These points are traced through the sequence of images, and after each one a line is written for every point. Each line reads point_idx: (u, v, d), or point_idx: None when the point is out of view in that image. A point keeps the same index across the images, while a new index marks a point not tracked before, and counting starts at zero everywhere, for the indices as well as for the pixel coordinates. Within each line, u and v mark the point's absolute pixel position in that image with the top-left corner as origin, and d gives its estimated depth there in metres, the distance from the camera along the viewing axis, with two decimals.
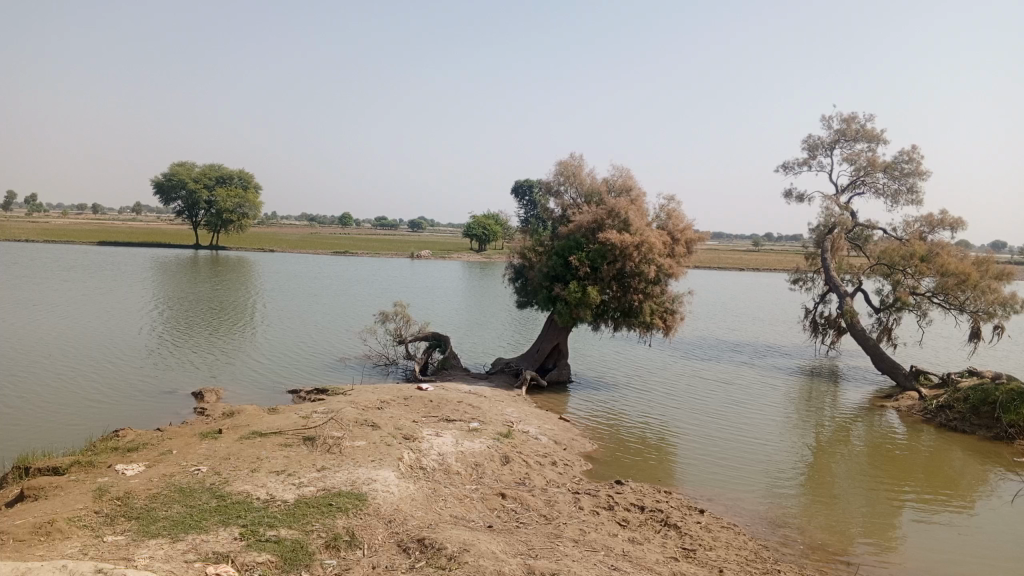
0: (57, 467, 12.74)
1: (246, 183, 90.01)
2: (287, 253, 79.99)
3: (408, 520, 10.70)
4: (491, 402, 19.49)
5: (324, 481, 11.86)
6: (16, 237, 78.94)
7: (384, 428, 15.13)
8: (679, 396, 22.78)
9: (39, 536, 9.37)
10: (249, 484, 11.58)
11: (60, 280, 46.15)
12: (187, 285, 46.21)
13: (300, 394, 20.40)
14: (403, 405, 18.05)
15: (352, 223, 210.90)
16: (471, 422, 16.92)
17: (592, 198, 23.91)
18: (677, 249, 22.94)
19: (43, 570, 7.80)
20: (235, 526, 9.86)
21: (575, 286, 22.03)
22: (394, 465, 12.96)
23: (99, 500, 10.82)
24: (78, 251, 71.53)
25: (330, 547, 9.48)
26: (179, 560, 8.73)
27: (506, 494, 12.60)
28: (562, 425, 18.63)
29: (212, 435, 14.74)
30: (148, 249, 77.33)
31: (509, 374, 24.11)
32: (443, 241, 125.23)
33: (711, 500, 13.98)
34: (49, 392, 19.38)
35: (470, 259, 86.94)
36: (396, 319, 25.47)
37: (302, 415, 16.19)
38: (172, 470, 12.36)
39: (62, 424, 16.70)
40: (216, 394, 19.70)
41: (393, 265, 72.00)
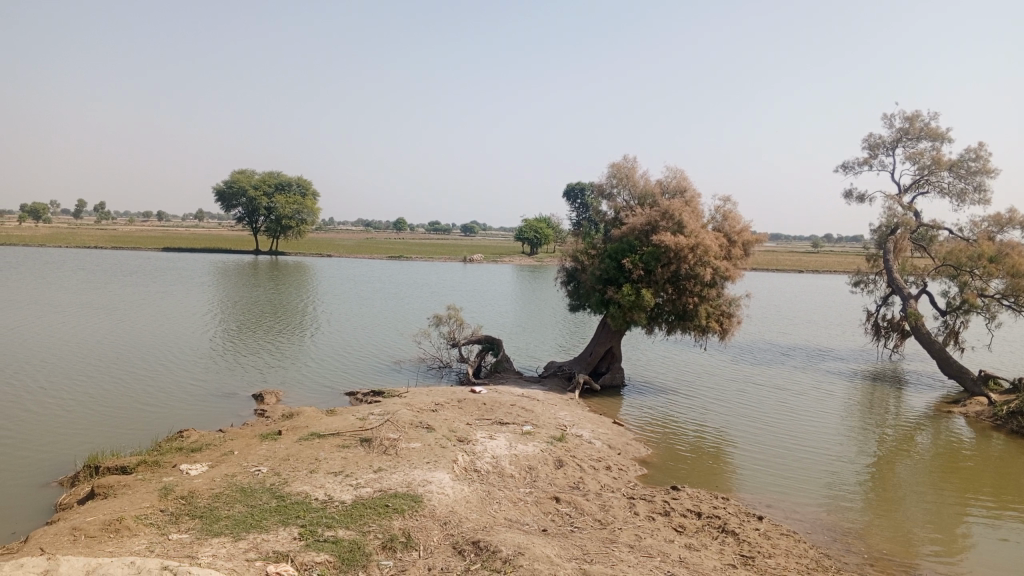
0: (124, 467, 13.18)
1: (304, 190, 91.63)
2: (343, 258, 81.38)
3: (463, 522, 10.74)
4: (544, 406, 19.45)
5: (380, 482, 12.00)
6: (86, 244, 82.18)
7: (438, 431, 15.25)
8: (734, 401, 22.43)
9: (108, 532, 9.70)
10: (308, 485, 11.79)
11: (125, 284, 47.76)
12: (247, 289, 47.33)
13: (357, 396, 20.71)
14: (457, 407, 18.16)
15: (405, 227, 213.24)
16: (524, 425, 16.91)
17: (645, 200, 23.69)
18: (734, 251, 22.54)
19: (113, 566, 8.05)
20: (294, 526, 10.04)
21: (628, 289, 21.88)
22: (449, 467, 13.03)
23: (165, 499, 11.15)
24: (144, 256, 74.00)
25: (387, 548, 9.58)
26: (242, 559, 8.92)
27: (560, 498, 12.55)
28: (616, 429, 18.50)
29: (272, 437, 15.06)
30: (210, 255, 79.55)
31: (561, 377, 24.05)
32: (496, 246, 125.95)
33: (769, 507, 13.70)
34: (118, 394, 20.03)
35: (522, 263, 87.14)
36: (450, 322, 25.60)
37: (359, 417, 16.43)
38: (234, 471, 12.67)
39: (130, 425, 17.21)
40: (276, 397, 20.15)
41: (446, 270, 72.54)
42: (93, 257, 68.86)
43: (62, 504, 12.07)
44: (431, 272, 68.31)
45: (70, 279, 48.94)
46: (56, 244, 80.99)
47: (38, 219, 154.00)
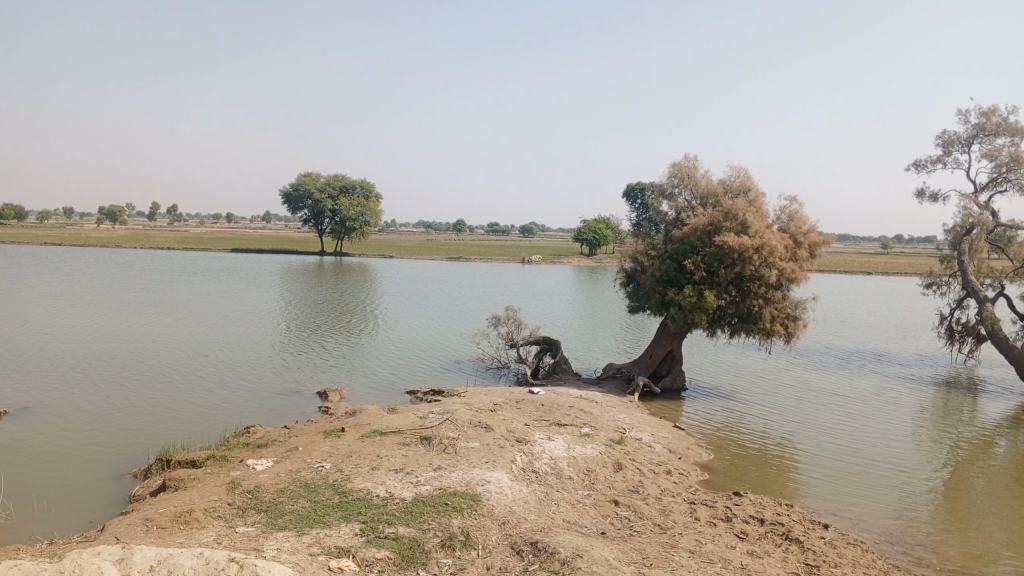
0: (194, 461, 13.63)
1: (368, 193, 93.09)
2: (404, 260, 82.53)
3: (521, 522, 10.75)
4: (603, 408, 19.32)
5: (440, 480, 12.10)
6: (160, 245, 85.37)
7: (497, 431, 15.30)
8: (798, 406, 21.91)
9: (179, 524, 10.04)
10: (370, 481, 11.98)
11: (196, 284, 49.44)
12: (311, 289, 48.43)
13: (418, 395, 20.93)
14: (516, 408, 18.20)
15: (465, 227, 214.94)
16: (583, 427, 16.82)
17: (708, 201, 23.32)
18: (799, 253, 21.99)
19: (183, 557, 8.30)
20: (356, 522, 10.20)
21: (690, 290, 21.57)
22: (507, 467, 13.06)
23: (232, 493, 11.48)
24: (214, 256, 76.35)
25: (446, 546, 9.64)
26: (305, 553, 9.11)
27: (619, 502, 12.43)
28: (676, 433, 18.26)
29: (335, 433, 15.35)
30: (276, 256, 81.55)
31: (621, 380, 23.89)
32: (556, 247, 125.83)
33: (836, 515, 13.31)
34: (188, 390, 20.66)
35: (581, 263, 86.85)
36: (508, 322, 25.66)
37: (419, 415, 16.59)
38: (298, 466, 12.96)
39: (201, 421, 17.74)
40: (340, 394, 20.53)
41: (506, 271, 72.75)
42: (166, 257, 71.49)
43: (136, 495, 12.53)
44: (491, 273, 68.65)
45: (144, 278, 50.85)
46: (132, 245, 84.37)
47: (117, 222, 160.49)
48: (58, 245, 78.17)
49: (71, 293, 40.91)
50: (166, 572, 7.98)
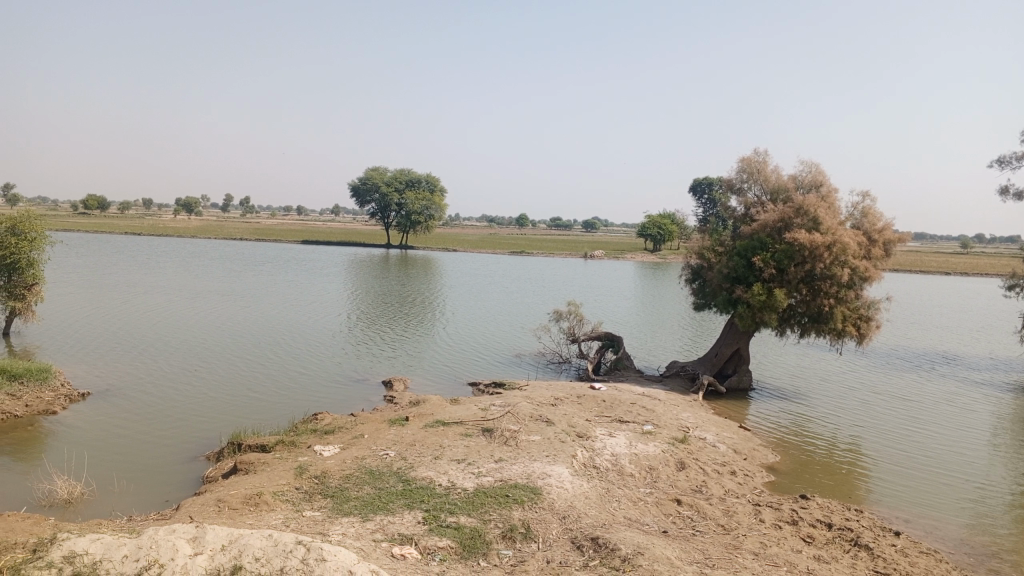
0: (264, 445, 14.04)
1: (433, 187, 94.08)
2: (466, 253, 83.24)
3: (582, 517, 10.72)
4: (666, 406, 19.11)
5: (501, 472, 12.16)
6: (232, 236, 88.18)
7: (558, 425, 15.30)
8: (870, 410, 21.21)
9: (249, 506, 10.36)
10: (432, 471, 12.13)
11: (266, 274, 50.90)
12: (376, 281, 49.30)
13: (480, 387, 21.08)
14: (577, 403, 18.17)
15: (528, 222, 215.15)
16: (645, 425, 16.67)
17: (778, 196, 22.77)
18: (873, 252, 21.27)
19: (253, 537, 8.57)
20: (419, 510, 10.35)
21: (759, 288, 21.12)
22: (568, 462, 13.04)
23: (300, 477, 11.79)
24: (283, 247, 78.42)
25: (506, 538, 9.69)
26: (369, 539, 9.28)
27: (682, 501, 12.28)
28: (741, 434, 17.92)
29: (399, 422, 15.59)
30: (342, 248, 83.26)
31: (685, 378, 23.59)
32: (619, 242, 124.81)
33: (908, 523, 12.85)
34: (258, 377, 21.24)
35: (645, 259, 85.96)
36: (570, 317, 25.62)
37: (481, 407, 16.72)
38: (363, 453, 13.22)
39: (271, 407, 18.25)
40: (404, 384, 20.85)
41: (569, 265, 72.55)
42: (239, 247, 73.78)
43: (208, 476, 12.98)
44: (553, 268, 68.52)
45: (216, 267, 52.47)
46: (208, 235, 87.12)
47: (194, 213, 165.99)
48: (139, 235, 81.28)
49: (148, 281, 42.54)
50: (237, 551, 8.24)
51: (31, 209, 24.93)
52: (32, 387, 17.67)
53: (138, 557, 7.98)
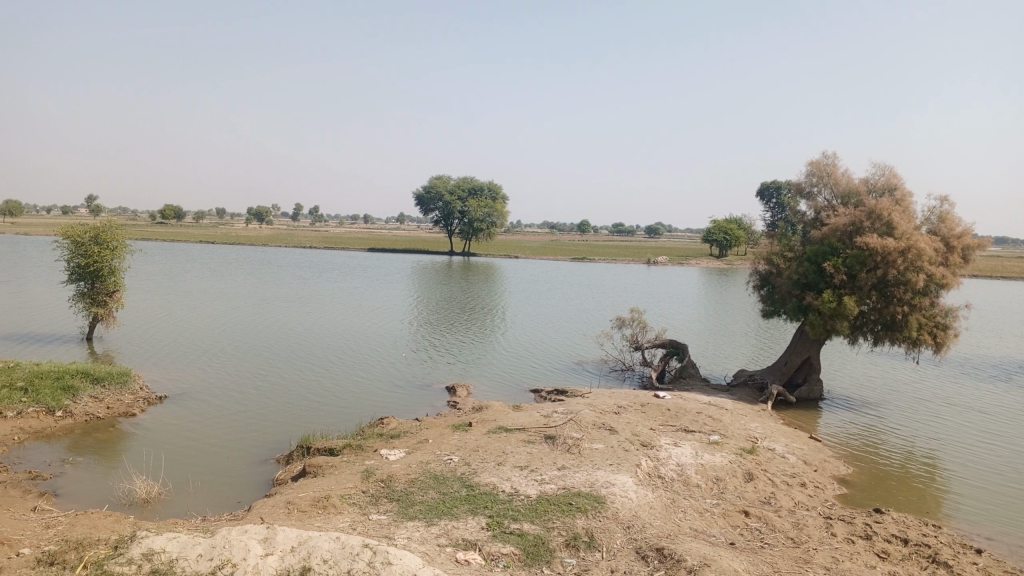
0: (331, 449, 14.34)
1: (495, 194, 94.41)
2: (529, 259, 83.27)
3: (647, 527, 10.60)
4: (732, 415, 18.75)
5: (564, 480, 12.12)
6: (301, 244, 90.44)
7: (622, 433, 15.17)
8: (949, 423, 20.36)
9: (317, 508, 10.59)
10: (496, 477, 12.17)
11: (333, 281, 52.01)
12: (440, 287, 49.83)
13: (542, 394, 21.06)
14: (641, 411, 17.98)
15: (590, 228, 214.03)
16: (711, 434, 16.39)
17: (849, 200, 22.14)
18: (951, 258, 20.45)
19: (322, 540, 8.75)
20: (483, 516, 10.40)
21: (828, 295, 20.56)
22: (632, 471, 12.92)
23: (366, 481, 12.00)
24: (349, 255, 79.99)
25: (570, 546, 9.65)
26: (434, 543, 9.38)
27: (750, 512, 12.02)
28: (811, 444, 17.45)
29: (462, 428, 15.70)
30: (406, 255, 84.43)
31: (752, 387, 23.10)
32: (684, 248, 122.99)
33: (990, 541, 12.29)
34: (325, 382, 21.67)
35: (710, 265, 84.47)
36: (633, 324, 25.39)
37: (544, 414, 16.72)
38: (428, 458, 13.36)
39: (337, 411, 18.58)
40: (467, 390, 20.98)
41: (632, 272, 71.81)
42: (307, 255, 75.62)
43: (278, 479, 13.32)
44: (616, 274, 67.93)
45: (285, 274, 53.85)
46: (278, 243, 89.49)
47: (265, 222, 170.95)
48: (213, 243, 84.09)
49: (221, 287, 43.94)
50: (305, 553, 8.43)
51: (112, 219, 26.05)
52: (113, 390, 18.44)
53: (212, 556, 8.25)
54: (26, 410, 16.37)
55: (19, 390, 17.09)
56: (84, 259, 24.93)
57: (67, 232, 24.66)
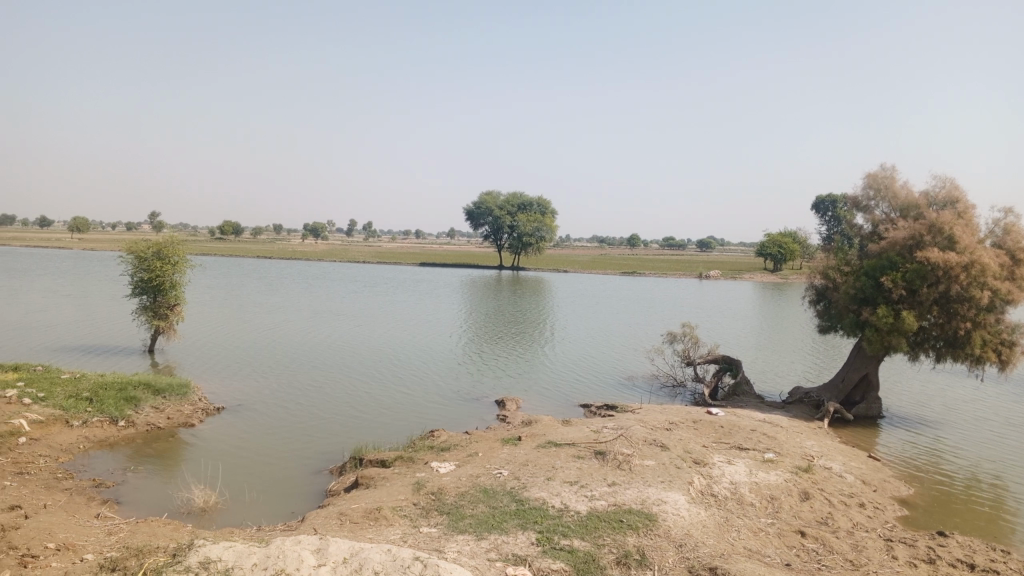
0: (383, 460, 14.48)
1: (544, 209, 94.60)
2: (578, 273, 83.19)
3: (699, 546, 10.42)
4: (788, 433, 18.35)
5: (615, 496, 12.01)
6: (354, 259, 92.03)
7: (674, 450, 14.98)
8: (1017, 443, 19.52)
9: (369, 520, 10.70)
10: (545, 492, 12.12)
11: (385, 294, 52.81)
12: (490, 301, 50.11)
13: (592, 409, 20.94)
14: (694, 428, 17.72)
15: (641, 242, 212.50)
16: (766, 452, 16.07)
17: (908, 213, 21.56)
18: (1017, 272, 19.70)
19: (373, 551, 8.84)
20: (533, 531, 10.37)
21: (886, 310, 20.03)
22: (684, 489, 12.73)
23: (417, 493, 12.09)
24: (401, 269, 81.06)
25: (621, 563, 9.54)
26: (484, 558, 9.38)
27: (806, 533, 11.72)
28: (870, 464, 16.95)
29: (512, 442, 15.69)
30: (457, 269, 85.16)
31: (809, 405, 22.57)
32: (737, 262, 121.35)
33: None
34: (376, 394, 21.88)
35: (764, 279, 83.06)
36: (685, 339, 25.09)
37: (594, 429, 16.61)
38: (478, 472, 13.39)
39: (388, 423, 18.76)
40: (517, 403, 20.99)
41: (684, 286, 71.06)
42: (360, 269, 76.87)
43: (331, 490, 13.51)
44: (668, 289, 67.29)
45: (339, 289, 54.77)
46: (332, 258, 91.18)
47: (320, 238, 174.08)
48: (269, 258, 85.95)
49: (277, 301, 44.95)
50: (357, 564, 8.52)
51: (174, 235, 26.89)
52: (173, 401, 18.96)
53: (266, 565, 8.40)
54: (91, 419, 16.94)
55: (85, 401, 17.72)
56: (147, 274, 25.79)
57: (131, 248, 25.56)
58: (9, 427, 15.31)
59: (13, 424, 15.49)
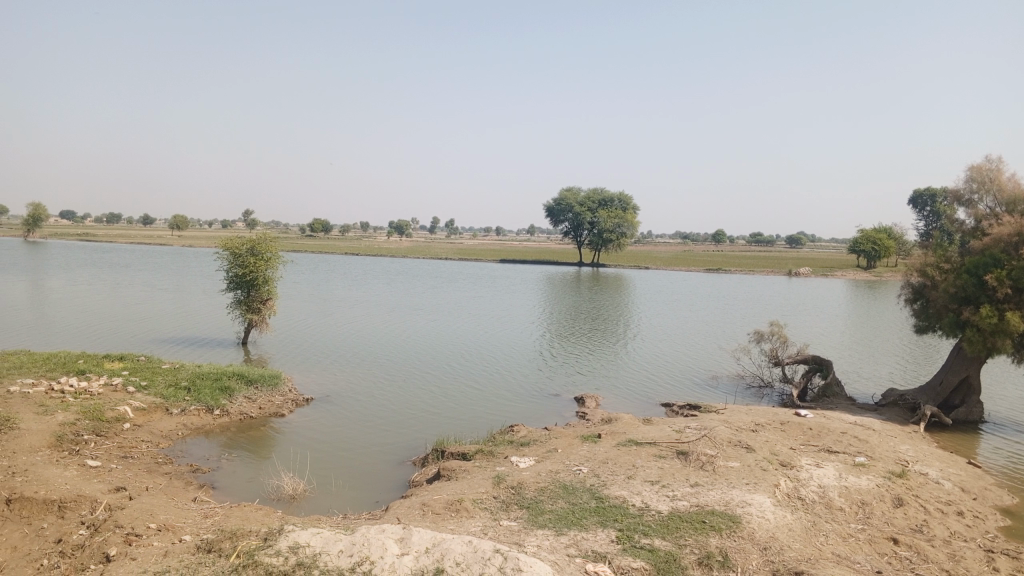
0: (464, 453, 14.69)
1: (626, 205, 93.25)
2: (661, 270, 82.06)
3: (785, 550, 10.16)
4: (880, 437, 17.63)
5: (697, 497, 11.82)
6: (437, 256, 93.51)
7: (759, 452, 14.62)
8: None
9: (450, 512, 10.88)
10: (626, 490, 12.05)
11: (466, 290, 53.46)
12: (571, 298, 50.01)
13: (674, 408, 20.65)
14: (781, 429, 17.25)
15: (726, 240, 207.40)
16: (857, 456, 15.49)
17: (1015, 207, 20.36)
18: None
19: (454, 542, 8.99)
20: (612, 529, 10.32)
21: (988, 310, 18.99)
22: (770, 491, 12.41)
23: (497, 486, 12.22)
24: (482, 265, 81.81)
25: (703, 564, 9.40)
26: (563, 553, 9.40)
27: (900, 540, 11.24)
28: (970, 471, 16.12)
29: (592, 439, 15.65)
30: (537, 266, 85.26)
31: (904, 408, 21.62)
32: (829, 260, 116.97)
33: None
34: (457, 389, 22.20)
35: (857, 277, 79.87)
36: (772, 339, 24.43)
37: (676, 429, 16.39)
38: (558, 468, 13.42)
39: (468, 417, 19.01)
40: (597, 401, 20.91)
41: (772, 284, 68.98)
42: (443, 266, 77.97)
43: (414, 480, 13.79)
44: (754, 286, 65.47)
45: (422, 285, 55.71)
46: (416, 255, 93.05)
47: (403, 236, 177.09)
48: (355, 255, 88.07)
49: (362, 296, 46.07)
50: (439, 555, 8.68)
51: (266, 232, 27.93)
52: (265, 391, 19.71)
53: (352, 552, 8.67)
54: (189, 408, 17.80)
55: (183, 390, 18.65)
56: (241, 269, 26.85)
57: (227, 244, 26.67)
58: (114, 414, 16.26)
59: (118, 411, 16.44)
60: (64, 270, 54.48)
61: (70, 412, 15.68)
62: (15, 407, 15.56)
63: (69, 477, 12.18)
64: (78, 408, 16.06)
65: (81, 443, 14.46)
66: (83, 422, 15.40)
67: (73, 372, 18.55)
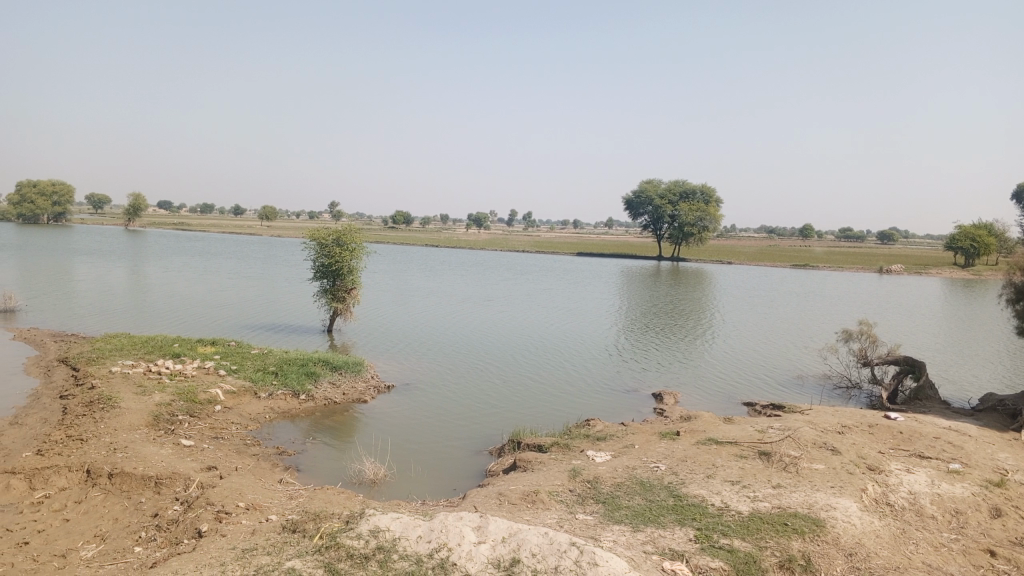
0: (541, 445, 14.77)
1: (709, 198, 91.12)
2: (744, 266, 80.14)
3: (872, 557, 9.83)
4: (977, 443, 16.78)
5: (779, 499, 11.55)
6: (516, 248, 93.84)
7: (845, 455, 14.15)
8: None
9: (527, 503, 10.97)
10: (705, 489, 11.88)
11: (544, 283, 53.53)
12: (651, 292, 49.39)
13: (756, 408, 20.18)
14: (869, 432, 16.64)
15: (813, 236, 200.60)
16: (951, 463, 14.80)
17: None
18: None
19: (530, 533, 9.06)
20: (691, 528, 10.20)
21: None
22: (857, 496, 12.01)
23: (573, 480, 12.23)
24: (561, 258, 81.64)
25: (784, 567, 9.20)
26: (639, 550, 9.35)
27: (997, 552, 10.69)
28: None
29: (670, 436, 15.47)
30: (617, 259, 84.48)
31: (1003, 413, 20.52)
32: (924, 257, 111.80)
33: None
34: (535, 382, 22.27)
35: (955, 276, 75.93)
36: (861, 338, 23.75)
37: (758, 429, 16.02)
38: (635, 464, 13.33)
39: (544, 410, 19.05)
40: (675, 398, 20.63)
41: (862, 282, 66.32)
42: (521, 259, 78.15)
43: (491, 470, 13.97)
44: (843, 283, 63.09)
45: (501, 277, 56.04)
46: (494, 247, 93.52)
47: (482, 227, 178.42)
48: (434, 246, 89.35)
49: (442, 287, 46.65)
50: (515, 545, 8.77)
51: (351, 223, 28.63)
52: (348, 377, 20.27)
53: (430, 538, 8.86)
54: (276, 392, 18.48)
55: (271, 374, 19.39)
56: (327, 259, 27.69)
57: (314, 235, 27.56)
58: (206, 396, 17.05)
59: (210, 393, 17.22)
60: (162, 258, 57.30)
61: (166, 393, 16.54)
62: (117, 386, 16.52)
63: (165, 455, 12.86)
64: (174, 389, 16.93)
65: (177, 423, 15.22)
66: (178, 403, 16.21)
67: (170, 355, 19.54)
